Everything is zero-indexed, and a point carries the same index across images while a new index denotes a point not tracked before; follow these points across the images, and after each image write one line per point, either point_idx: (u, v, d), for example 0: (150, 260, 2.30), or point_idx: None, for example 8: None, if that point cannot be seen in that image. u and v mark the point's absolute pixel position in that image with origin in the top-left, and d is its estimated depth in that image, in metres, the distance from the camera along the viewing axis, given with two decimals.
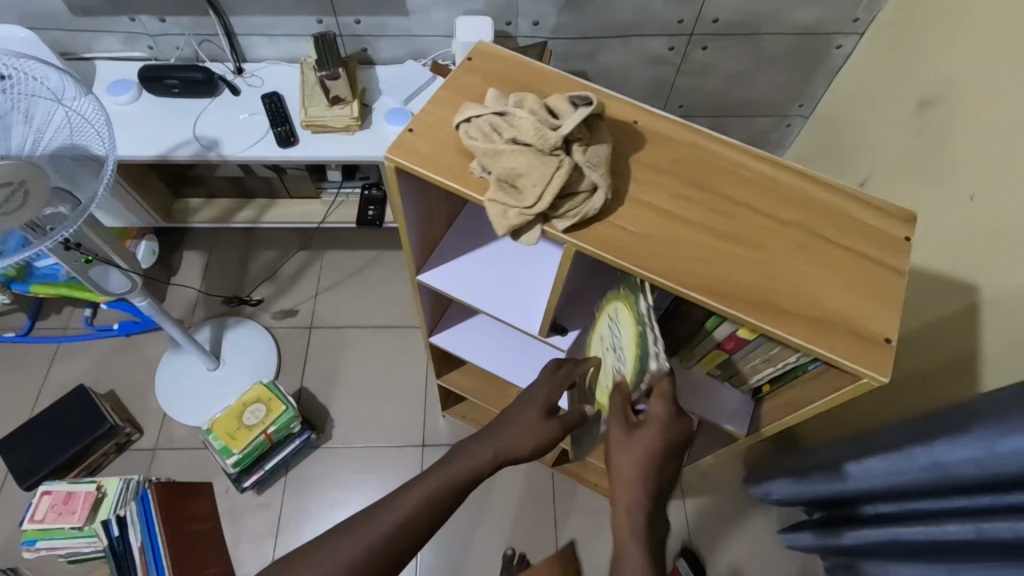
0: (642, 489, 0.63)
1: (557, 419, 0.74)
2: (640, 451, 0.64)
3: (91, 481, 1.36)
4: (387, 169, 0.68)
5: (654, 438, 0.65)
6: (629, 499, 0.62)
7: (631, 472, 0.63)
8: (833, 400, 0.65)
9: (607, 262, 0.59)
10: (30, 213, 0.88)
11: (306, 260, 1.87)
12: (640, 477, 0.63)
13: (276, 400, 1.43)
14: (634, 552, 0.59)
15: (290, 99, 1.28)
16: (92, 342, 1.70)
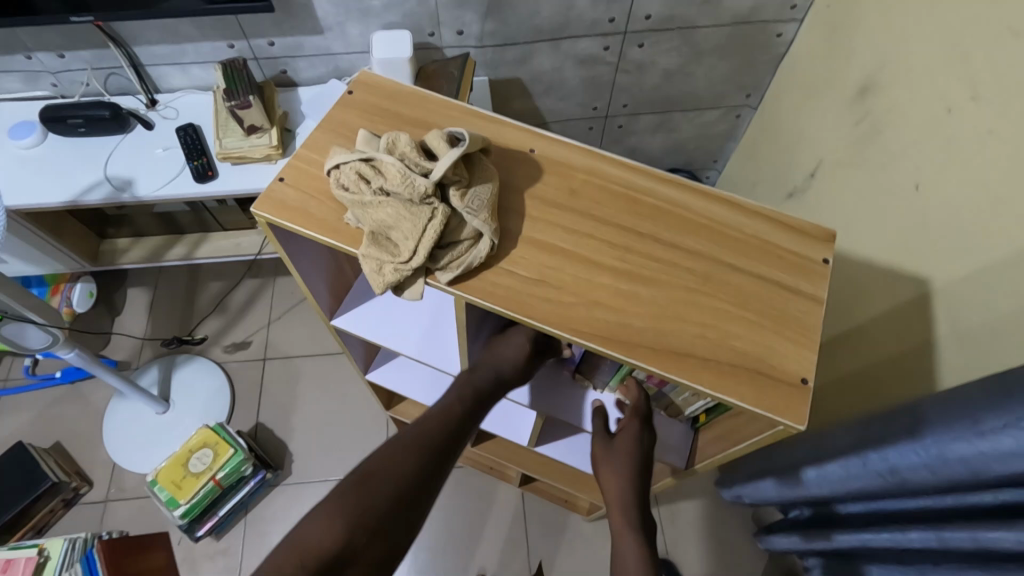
0: (628, 495, 0.76)
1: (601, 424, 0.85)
2: (622, 464, 0.78)
3: (33, 545, 1.27)
4: (263, 225, 0.63)
5: (628, 454, 0.78)
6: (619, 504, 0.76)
7: (616, 482, 0.78)
8: (758, 442, 0.66)
9: (503, 315, 0.55)
10: None
11: (255, 289, 1.80)
12: (624, 481, 0.77)
13: (223, 443, 1.39)
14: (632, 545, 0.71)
15: (206, 129, 1.21)
16: (34, 392, 1.63)
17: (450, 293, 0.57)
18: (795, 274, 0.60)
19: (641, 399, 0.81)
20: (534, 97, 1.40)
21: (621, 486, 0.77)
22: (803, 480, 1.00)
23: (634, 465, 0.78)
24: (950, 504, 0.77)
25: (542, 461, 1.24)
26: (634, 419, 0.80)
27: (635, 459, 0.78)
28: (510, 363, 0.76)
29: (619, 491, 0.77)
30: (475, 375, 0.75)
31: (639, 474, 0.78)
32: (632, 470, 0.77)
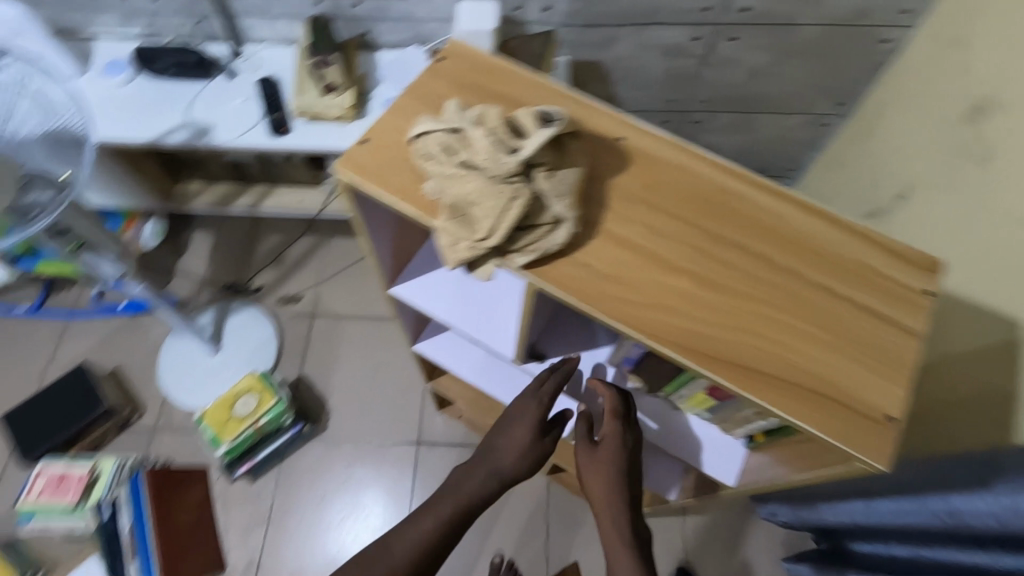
0: (618, 504, 0.76)
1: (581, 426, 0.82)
2: (609, 470, 0.77)
3: (85, 462, 1.36)
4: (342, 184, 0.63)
5: (615, 458, 0.77)
6: (611, 513, 0.76)
7: (606, 487, 0.77)
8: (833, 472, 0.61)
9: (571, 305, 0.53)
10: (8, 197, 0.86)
11: (312, 245, 1.85)
12: (613, 483, 0.77)
13: (267, 392, 1.40)
14: (624, 555, 0.74)
15: (285, 84, 1.23)
16: (99, 320, 1.72)
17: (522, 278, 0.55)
18: (883, 299, 0.56)
19: (618, 399, 0.78)
20: (611, 83, 1.36)
21: (611, 488, 0.77)
22: (846, 511, 0.96)
23: (620, 466, 0.77)
24: (1011, 566, 0.70)
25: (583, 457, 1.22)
26: (615, 417, 0.78)
27: (621, 463, 0.77)
28: (508, 461, 0.77)
29: (611, 498, 0.76)
30: (468, 484, 0.76)
31: (627, 473, 0.78)
32: (620, 474, 0.77)
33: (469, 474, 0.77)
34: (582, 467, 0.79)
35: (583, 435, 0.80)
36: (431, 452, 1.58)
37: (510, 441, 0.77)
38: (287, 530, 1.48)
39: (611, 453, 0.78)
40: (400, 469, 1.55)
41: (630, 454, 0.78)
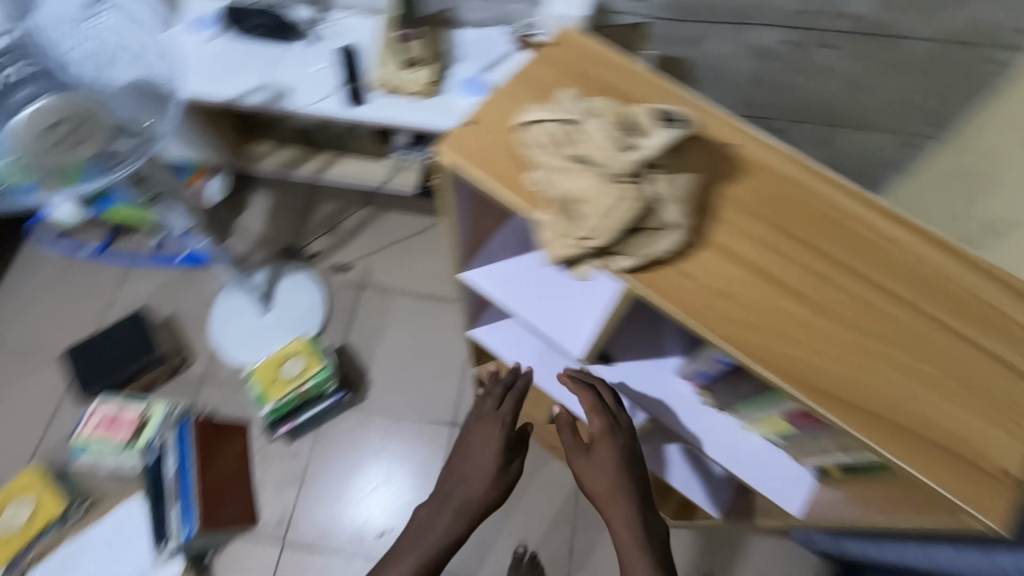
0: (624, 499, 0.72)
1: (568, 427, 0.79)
2: (607, 464, 0.73)
3: (137, 404, 1.42)
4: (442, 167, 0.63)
5: (610, 451, 0.73)
6: (619, 511, 0.71)
7: (609, 485, 0.73)
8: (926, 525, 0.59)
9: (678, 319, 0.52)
10: (95, 145, 0.86)
11: (366, 217, 1.86)
12: (616, 479, 0.73)
13: (314, 357, 1.42)
14: (638, 555, 0.69)
15: (364, 55, 1.22)
16: (158, 268, 1.77)
17: (619, 282, 0.54)
18: (1000, 343, 0.56)
19: (594, 392, 0.76)
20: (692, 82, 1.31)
21: (615, 485, 0.73)
22: (897, 554, 0.92)
23: (619, 459, 0.74)
24: None
25: None
26: (597, 411, 0.75)
27: (618, 456, 0.73)
28: (483, 473, 0.90)
29: (614, 499, 0.72)
30: (439, 511, 0.89)
31: (629, 466, 0.74)
32: (620, 468, 0.73)
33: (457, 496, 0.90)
34: (580, 473, 0.76)
35: (572, 441, 0.77)
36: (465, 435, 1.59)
37: (469, 461, 0.91)
38: (318, 493, 1.51)
39: (604, 454, 0.74)
40: (432, 449, 1.56)
41: (626, 450, 0.74)
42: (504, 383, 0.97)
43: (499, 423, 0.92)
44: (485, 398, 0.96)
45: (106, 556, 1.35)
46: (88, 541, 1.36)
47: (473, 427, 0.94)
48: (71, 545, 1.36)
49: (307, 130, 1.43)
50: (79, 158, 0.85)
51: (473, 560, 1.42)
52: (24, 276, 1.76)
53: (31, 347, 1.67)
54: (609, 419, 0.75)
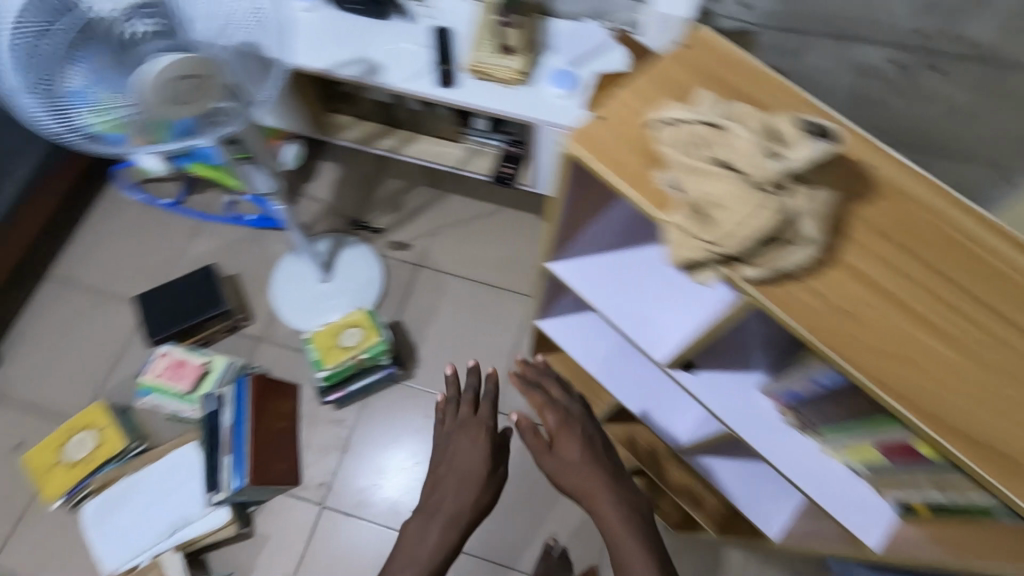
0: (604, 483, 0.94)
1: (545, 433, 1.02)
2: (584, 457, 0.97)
3: (201, 355, 1.47)
4: (563, 159, 0.65)
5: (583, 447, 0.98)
6: (603, 496, 0.93)
7: (589, 474, 0.95)
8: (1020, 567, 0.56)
9: (795, 332, 0.54)
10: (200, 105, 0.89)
11: (430, 197, 1.89)
12: (593, 470, 0.96)
13: (373, 329, 1.46)
14: (625, 529, 0.89)
15: (460, 38, 1.23)
16: (227, 227, 1.83)
17: (742, 293, 0.56)
18: None
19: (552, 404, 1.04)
20: None
21: (594, 475, 0.95)
22: None
23: (591, 453, 0.98)
24: None
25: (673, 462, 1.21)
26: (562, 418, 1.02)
27: (590, 450, 0.98)
28: (480, 462, 1.06)
29: (595, 486, 0.94)
30: (431, 521, 1.00)
31: (599, 459, 0.98)
32: (594, 460, 0.97)
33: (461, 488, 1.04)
34: (556, 467, 0.98)
35: (537, 443, 1.00)
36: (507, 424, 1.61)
37: (453, 467, 1.06)
38: (360, 461, 1.55)
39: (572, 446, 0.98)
40: None
41: (588, 437, 1.00)
42: (466, 393, 1.18)
43: (477, 428, 1.11)
44: (452, 409, 1.16)
45: (157, 498, 1.39)
46: (142, 480, 1.40)
47: (451, 435, 1.12)
48: (126, 481, 1.40)
49: (387, 103, 1.47)
50: (182, 114, 0.88)
51: (504, 547, 1.45)
52: (103, 221, 1.83)
53: (104, 289, 1.75)
54: (561, 415, 1.03)
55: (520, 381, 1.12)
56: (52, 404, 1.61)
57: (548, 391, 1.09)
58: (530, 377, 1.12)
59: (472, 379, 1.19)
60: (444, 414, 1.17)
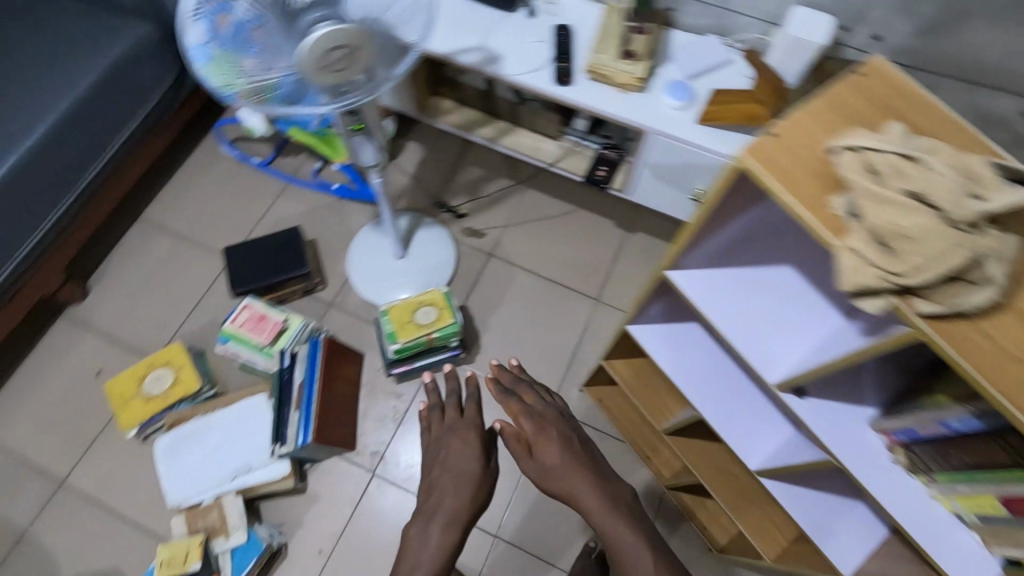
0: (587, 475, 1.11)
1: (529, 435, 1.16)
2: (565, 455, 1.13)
3: (282, 312, 1.53)
4: (725, 173, 0.69)
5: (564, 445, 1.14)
6: (586, 487, 1.09)
7: (573, 471, 1.11)
8: None
9: (965, 373, 0.56)
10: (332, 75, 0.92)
11: (508, 189, 1.92)
12: (574, 465, 1.11)
13: (448, 310, 1.49)
14: (608, 514, 1.07)
15: (580, 38, 1.25)
16: (311, 192, 1.89)
17: (910, 329, 0.58)
18: None
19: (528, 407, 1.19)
20: None
21: (576, 470, 1.11)
22: None
23: (568, 451, 1.13)
24: None
25: (734, 481, 1.20)
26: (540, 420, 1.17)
27: (569, 448, 1.14)
28: (472, 461, 1.14)
29: (579, 480, 1.10)
30: (429, 524, 1.07)
31: (577, 455, 1.14)
32: (573, 457, 1.13)
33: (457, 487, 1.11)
34: (537, 470, 1.14)
35: (519, 448, 1.15)
36: None
37: (446, 469, 1.14)
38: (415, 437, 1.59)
39: (553, 449, 1.13)
40: None
41: (564, 438, 1.15)
42: (448, 400, 1.27)
43: (466, 428, 1.21)
44: (437, 415, 1.24)
45: (226, 441, 1.45)
46: (214, 423, 1.47)
47: (441, 438, 1.20)
48: (199, 421, 1.47)
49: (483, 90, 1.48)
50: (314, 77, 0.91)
51: (546, 541, 1.48)
52: (196, 172, 1.91)
53: (189, 237, 1.83)
54: (536, 420, 1.17)
55: (497, 386, 1.26)
56: (131, 338, 1.68)
57: (522, 397, 1.23)
58: (506, 385, 1.26)
59: (452, 387, 1.28)
60: (430, 421, 1.26)
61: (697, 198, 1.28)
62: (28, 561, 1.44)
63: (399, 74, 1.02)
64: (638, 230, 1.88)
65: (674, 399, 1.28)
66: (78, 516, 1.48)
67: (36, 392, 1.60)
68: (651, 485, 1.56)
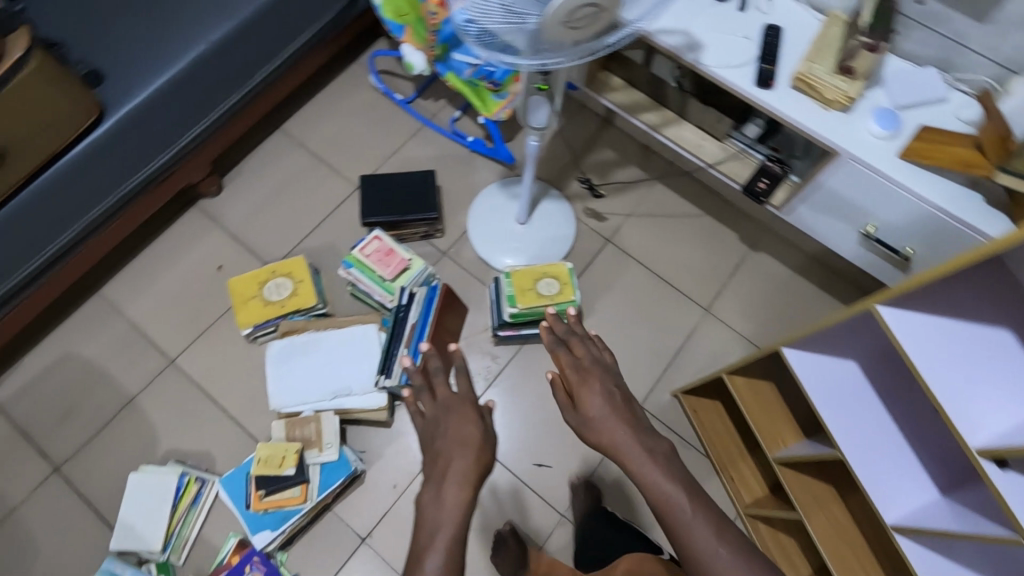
0: (629, 432, 0.92)
1: (564, 394, 0.98)
2: (600, 409, 0.94)
3: (408, 251, 1.56)
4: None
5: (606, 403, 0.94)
6: (625, 442, 0.91)
7: (614, 429, 0.92)
8: None
9: None
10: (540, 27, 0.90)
11: (638, 178, 1.88)
12: (617, 419, 0.93)
13: (570, 287, 1.48)
14: (654, 469, 0.89)
15: (789, 43, 1.19)
16: (444, 140, 1.90)
17: None
18: None
19: (565, 360, 1.01)
20: None
21: (617, 429, 0.92)
22: None
23: (610, 410, 0.94)
24: None
25: (841, 530, 1.13)
26: (581, 375, 0.98)
27: (614, 410, 0.94)
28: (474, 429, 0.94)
29: (622, 440, 0.91)
30: (443, 484, 0.88)
31: (620, 417, 0.94)
32: (615, 416, 0.93)
33: (484, 446, 0.93)
34: (579, 424, 0.95)
35: (564, 400, 0.98)
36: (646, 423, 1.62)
37: (448, 442, 0.93)
38: (505, 400, 1.61)
39: (595, 404, 0.93)
40: None
41: (608, 391, 0.96)
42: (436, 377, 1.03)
43: (461, 404, 0.97)
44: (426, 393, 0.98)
45: (333, 362, 1.50)
46: (323, 342, 1.52)
47: (435, 419, 0.97)
48: (310, 336, 1.52)
49: (633, 63, 1.48)
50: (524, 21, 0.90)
51: None
52: (337, 95, 1.93)
53: (321, 158, 1.86)
54: (581, 372, 0.99)
55: (548, 334, 1.05)
56: (253, 242, 1.74)
57: (574, 350, 1.03)
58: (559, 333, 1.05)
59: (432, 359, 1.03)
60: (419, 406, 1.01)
61: (866, 233, 1.22)
62: (131, 427, 1.53)
63: (583, 62, 1.03)
64: (762, 250, 1.81)
65: (791, 432, 1.25)
66: (182, 397, 1.56)
67: (160, 274, 1.68)
68: (726, 506, 1.54)
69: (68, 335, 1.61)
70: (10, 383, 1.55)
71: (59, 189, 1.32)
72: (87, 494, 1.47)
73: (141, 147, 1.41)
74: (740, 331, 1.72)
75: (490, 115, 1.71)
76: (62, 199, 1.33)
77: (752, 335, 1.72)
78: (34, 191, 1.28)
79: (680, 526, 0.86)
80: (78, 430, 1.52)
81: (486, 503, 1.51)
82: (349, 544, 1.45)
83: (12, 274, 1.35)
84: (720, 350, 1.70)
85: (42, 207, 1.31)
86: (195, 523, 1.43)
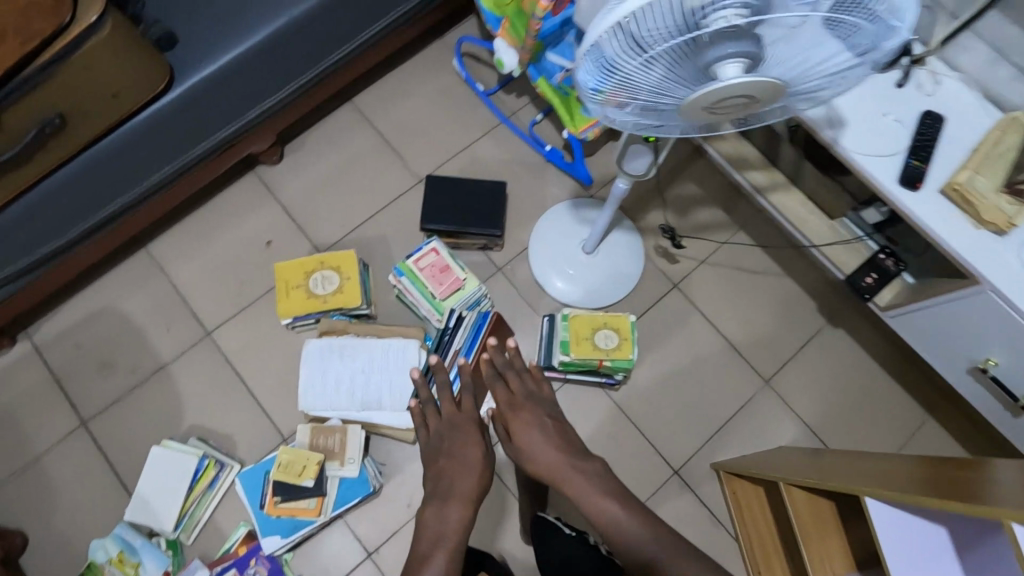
0: (560, 460, 1.05)
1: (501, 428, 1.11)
2: (535, 444, 1.07)
3: (463, 268, 1.46)
4: None
5: (538, 438, 1.07)
6: (559, 469, 1.04)
7: (544, 457, 1.06)
8: None
9: None
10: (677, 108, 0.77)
11: (721, 222, 1.72)
12: (546, 450, 1.06)
13: (628, 344, 1.38)
14: (586, 486, 1.03)
15: (948, 137, 1.01)
16: (519, 143, 1.76)
17: None
18: None
19: (500, 392, 1.12)
20: None
21: (548, 461, 1.05)
22: None
23: (540, 442, 1.07)
24: None
25: None
26: (514, 409, 1.10)
27: (546, 439, 1.07)
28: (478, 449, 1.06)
29: (558, 470, 1.04)
30: (447, 505, 0.99)
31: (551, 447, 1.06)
32: (547, 446, 1.06)
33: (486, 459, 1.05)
34: (517, 453, 1.09)
35: (503, 434, 1.11)
36: (678, 490, 1.54)
37: (453, 461, 1.04)
38: None
39: (527, 431, 1.07)
40: (647, 480, 1.54)
41: (540, 424, 1.08)
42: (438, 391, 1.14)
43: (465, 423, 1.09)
44: (432, 410, 1.11)
45: (367, 372, 1.43)
46: (361, 348, 1.45)
47: (443, 435, 1.08)
48: (348, 339, 1.45)
49: None
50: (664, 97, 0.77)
51: None
52: (416, 74, 1.80)
53: (388, 141, 1.75)
54: (514, 406, 1.10)
55: (488, 367, 1.16)
56: (306, 221, 1.67)
57: (510, 381, 1.14)
58: (496, 365, 1.15)
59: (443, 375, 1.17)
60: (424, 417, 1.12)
61: (984, 367, 1.08)
62: (160, 394, 1.51)
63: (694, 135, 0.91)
64: (841, 326, 1.65)
65: (841, 558, 1.14)
66: (213, 373, 1.53)
67: (209, 240, 1.63)
68: None
69: (111, 288, 1.58)
70: (49, 327, 1.55)
71: (118, 155, 1.26)
72: (109, 454, 1.47)
73: (205, 119, 1.33)
74: (798, 411, 1.59)
75: (576, 132, 1.54)
76: (119, 164, 1.28)
77: (810, 417, 1.59)
78: (93, 154, 1.23)
79: (632, 550, 0.98)
80: (108, 388, 1.51)
81: (497, 539, 1.46)
82: (354, 557, 1.42)
83: (63, 234, 1.31)
84: (773, 428, 1.58)
85: (98, 171, 1.25)
86: (208, 505, 1.42)
